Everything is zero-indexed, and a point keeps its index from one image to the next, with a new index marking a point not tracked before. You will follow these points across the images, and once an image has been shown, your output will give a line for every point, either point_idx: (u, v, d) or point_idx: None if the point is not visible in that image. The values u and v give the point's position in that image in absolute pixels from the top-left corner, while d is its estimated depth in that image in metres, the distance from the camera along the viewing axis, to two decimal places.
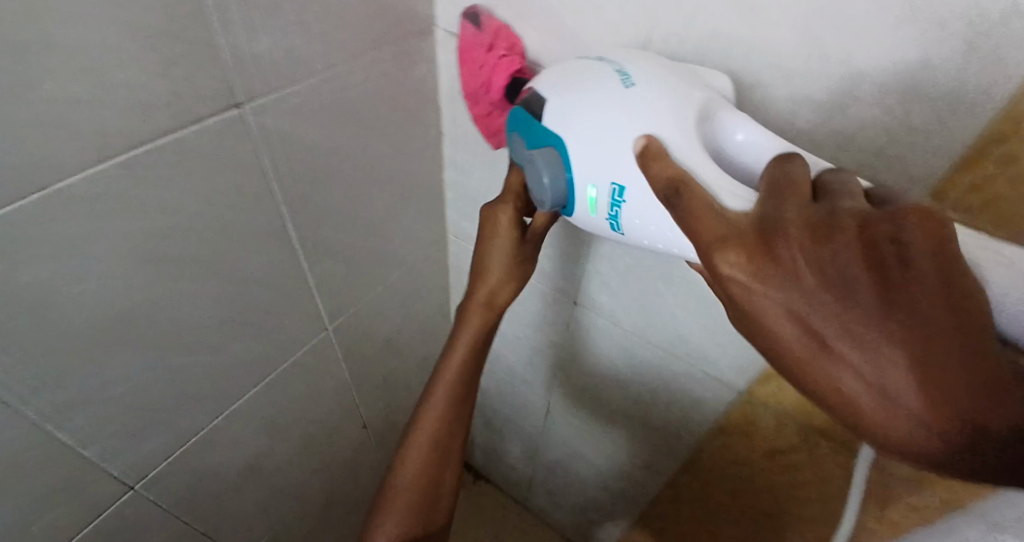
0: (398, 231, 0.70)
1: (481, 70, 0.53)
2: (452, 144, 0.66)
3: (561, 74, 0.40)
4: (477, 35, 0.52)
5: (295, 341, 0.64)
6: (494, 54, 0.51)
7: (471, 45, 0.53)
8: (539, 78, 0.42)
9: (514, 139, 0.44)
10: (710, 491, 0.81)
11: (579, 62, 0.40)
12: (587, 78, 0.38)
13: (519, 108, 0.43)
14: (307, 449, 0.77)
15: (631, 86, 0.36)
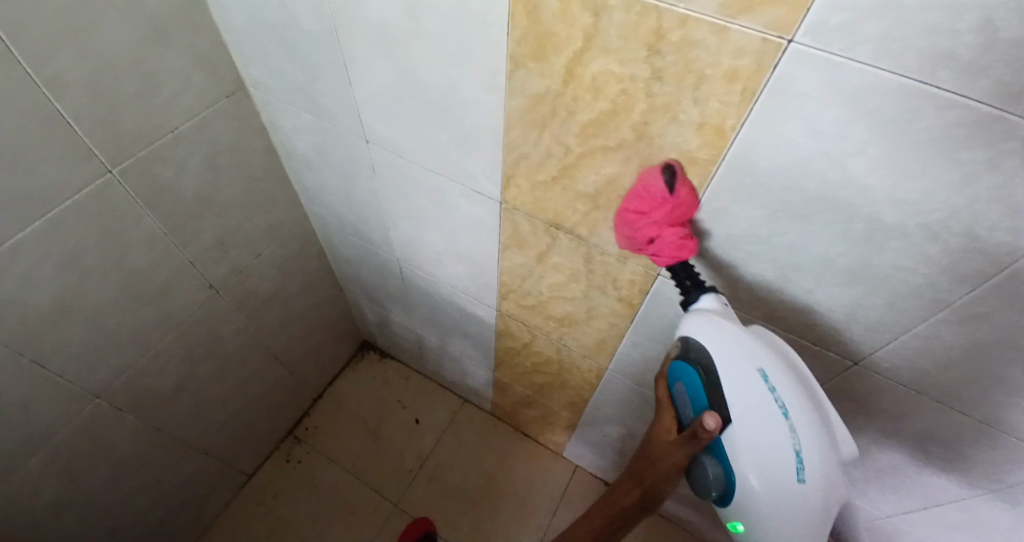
0: (169, 74, 0.71)
1: (652, 224, 0.54)
2: None
3: (737, 359, 0.55)
4: (666, 206, 0.52)
5: (70, 178, 0.66)
6: (673, 233, 0.53)
7: (653, 194, 0.53)
8: (700, 338, 0.57)
9: (681, 387, 0.61)
10: (523, 299, 0.95)
11: (737, 361, 0.55)
12: (752, 404, 0.53)
13: (688, 368, 0.59)
14: (131, 295, 0.82)
15: (801, 479, 0.51)
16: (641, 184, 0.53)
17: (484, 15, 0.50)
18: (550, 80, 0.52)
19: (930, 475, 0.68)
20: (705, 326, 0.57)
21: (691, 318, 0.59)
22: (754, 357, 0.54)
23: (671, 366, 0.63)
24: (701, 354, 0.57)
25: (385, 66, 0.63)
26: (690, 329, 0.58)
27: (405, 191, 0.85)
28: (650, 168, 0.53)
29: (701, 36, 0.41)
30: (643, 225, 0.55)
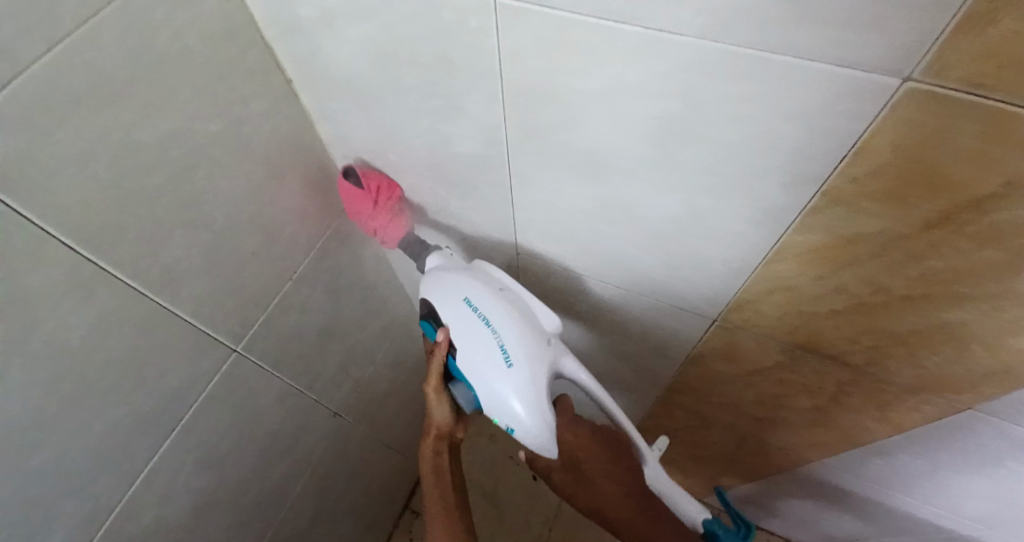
0: (286, 218, 0.57)
1: (375, 219, 0.60)
2: (311, 90, 0.52)
3: (447, 296, 0.53)
4: (357, 202, 0.59)
5: (196, 375, 0.53)
6: (384, 218, 0.60)
7: (349, 194, 0.58)
8: (425, 289, 0.56)
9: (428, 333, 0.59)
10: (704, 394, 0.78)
11: (450, 306, 0.53)
12: (467, 331, 0.51)
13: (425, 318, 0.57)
14: (267, 458, 0.70)
15: (510, 365, 0.50)
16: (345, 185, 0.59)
17: (802, 147, 0.33)
18: (890, 224, 0.35)
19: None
20: (428, 281, 0.56)
21: (425, 277, 0.57)
22: (462, 289, 0.53)
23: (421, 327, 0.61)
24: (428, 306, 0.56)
25: (577, 190, 0.47)
26: (424, 286, 0.57)
27: (569, 300, 0.66)
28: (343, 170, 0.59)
29: None
30: (360, 220, 0.61)
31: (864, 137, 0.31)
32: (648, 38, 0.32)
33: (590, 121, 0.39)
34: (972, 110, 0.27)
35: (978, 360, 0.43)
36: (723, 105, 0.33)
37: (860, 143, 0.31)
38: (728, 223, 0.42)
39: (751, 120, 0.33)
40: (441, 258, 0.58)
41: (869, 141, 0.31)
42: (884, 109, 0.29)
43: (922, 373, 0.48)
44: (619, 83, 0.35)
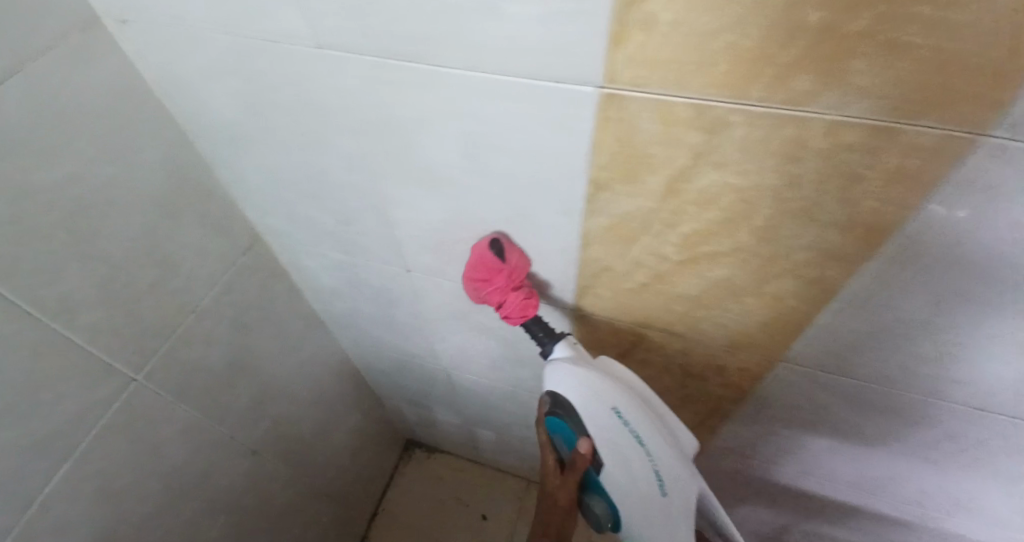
0: (184, 253, 0.63)
1: (497, 292, 0.55)
2: (201, 138, 0.60)
3: (585, 396, 0.54)
4: (502, 275, 0.54)
5: (92, 403, 0.57)
6: (517, 296, 0.55)
7: (488, 263, 0.54)
8: (567, 393, 0.55)
9: (557, 434, 0.60)
10: None
11: (592, 408, 0.54)
12: (610, 443, 0.53)
13: (557, 419, 0.57)
14: (175, 493, 0.73)
15: (664, 493, 0.52)
16: (511, 253, 0.55)
17: (564, 147, 0.43)
18: (641, 201, 0.46)
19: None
20: (564, 380, 0.55)
21: (550, 367, 0.57)
22: (609, 397, 0.53)
23: (546, 421, 0.60)
24: (568, 409, 0.55)
25: (429, 204, 0.55)
26: (559, 385, 0.56)
27: (463, 311, 0.75)
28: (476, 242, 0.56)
29: (857, 139, 0.34)
30: (486, 291, 0.56)
31: (594, 133, 0.40)
32: (432, 74, 0.41)
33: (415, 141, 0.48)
34: (645, 105, 0.37)
35: (754, 312, 0.53)
36: (507, 118, 0.42)
37: (594, 137, 0.41)
38: (542, 215, 0.51)
39: (529, 131, 0.42)
40: (566, 345, 0.57)
41: (598, 135, 0.41)
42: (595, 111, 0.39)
43: (729, 332, 0.57)
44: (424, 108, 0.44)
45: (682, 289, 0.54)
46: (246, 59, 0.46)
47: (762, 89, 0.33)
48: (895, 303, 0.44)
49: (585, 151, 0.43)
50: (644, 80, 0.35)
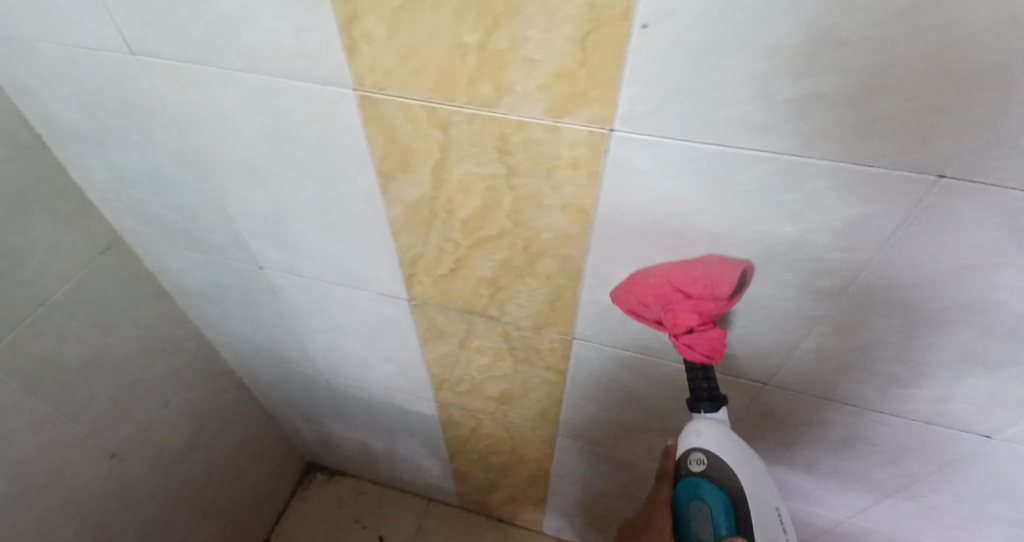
0: (32, 247, 0.67)
1: (689, 320, 0.48)
2: (55, 141, 0.66)
3: (743, 463, 0.49)
4: (720, 302, 0.48)
5: None
6: (717, 334, 0.48)
7: (712, 287, 0.47)
8: (721, 450, 0.49)
9: (695, 507, 0.50)
10: (460, 389, 0.91)
11: (756, 487, 0.48)
12: (758, 498, 0.48)
13: (709, 486, 0.49)
14: (15, 490, 0.73)
15: None
16: (698, 268, 0.48)
17: (345, 141, 0.51)
18: (418, 188, 0.54)
19: (876, 474, 0.70)
20: (722, 438, 0.50)
21: (719, 431, 0.50)
22: (748, 470, 0.49)
23: (684, 485, 0.51)
24: (727, 475, 0.49)
25: (259, 196, 0.62)
26: (709, 441, 0.50)
27: (316, 309, 0.80)
28: (703, 261, 0.48)
29: (540, 135, 0.45)
30: (681, 308, 0.48)
31: (363, 128, 0.49)
32: (228, 76, 0.49)
33: (232, 136, 0.55)
34: (390, 104, 0.46)
35: (537, 288, 0.63)
36: (293, 115, 0.50)
37: (364, 132, 0.49)
38: (351, 205, 0.58)
39: (315, 127, 0.51)
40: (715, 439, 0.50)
41: (367, 130, 0.49)
42: (357, 109, 0.47)
43: (530, 311, 0.67)
44: (231, 106, 0.52)
45: (480, 271, 0.63)
46: (82, 65, 0.54)
47: (465, 94, 0.43)
48: (845, 315, 0.49)
49: (363, 146, 0.51)
50: (382, 83, 0.44)
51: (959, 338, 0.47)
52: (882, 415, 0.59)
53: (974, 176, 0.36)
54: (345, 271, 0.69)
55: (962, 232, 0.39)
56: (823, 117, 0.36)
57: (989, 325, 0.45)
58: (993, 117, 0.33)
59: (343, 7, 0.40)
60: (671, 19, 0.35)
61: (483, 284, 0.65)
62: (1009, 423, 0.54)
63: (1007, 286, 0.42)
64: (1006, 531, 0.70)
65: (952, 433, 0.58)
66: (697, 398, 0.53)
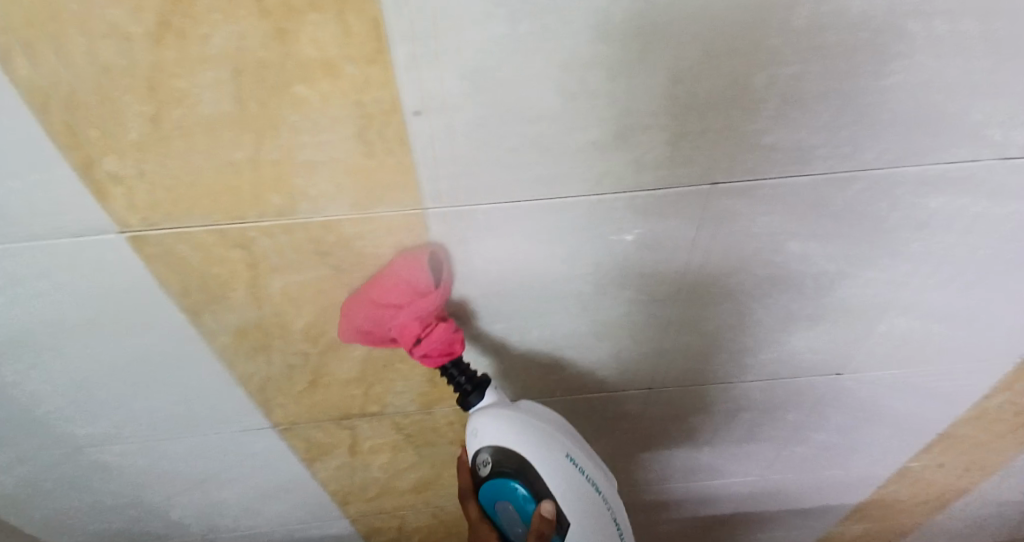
0: None
1: (404, 324, 0.44)
2: None
3: (538, 448, 0.47)
4: (431, 298, 0.44)
5: None
6: (442, 329, 0.45)
7: (413, 285, 0.43)
8: (508, 444, 0.47)
9: (503, 505, 0.49)
10: (369, 495, 0.82)
11: (550, 462, 0.47)
12: (566, 484, 0.47)
13: (505, 481, 0.47)
14: None
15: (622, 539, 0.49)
16: (390, 275, 0.44)
17: (136, 287, 0.44)
18: (239, 313, 0.48)
19: (769, 432, 0.75)
20: (500, 425, 0.48)
21: (488, 419, 0.49)
22: (539, 449, 0.47)
23: (485, 488, 0.49)
24: (514, 464, 0.47)
25: (49, 371, 0.52)
26: (488, 437, 0.48)
27: (168, 470, 0.69)
28: (397, 261, 0.44)
29: (352, 230, 0.42)
30: (394, 322, 0.44)
31: (151, 268, 0.43)
32: None
33: None
34: (172, 240, 0.41)
35: (410, 372, 0.59)
36: (56, 277, 0.43)
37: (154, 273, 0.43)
38: (169, 350, 0.51)
39: (90, 281, 0.44)
40: (498, 419, 0.48)
41: (156, 270, 0.43)
42: (138, 251, 0.42)
43: (412, 395, 0.63)
44: None
45: (342, 375, 0.58)
46: None
47: (256, 210, 0.39)
48: (696, 312, 0.52)
49: (159, 288, 0.45)
50: (155, 220, 0.39)
51: (786, 305, 0.52)
52: (754, 384, 0.64)
53: (745, 174, 0.40)
54: (191, 418, 0.60)
55: (753, 220, 0.44)
56: (603, 156, 0.39)
57: (803, 287, 0.50)
58: (737, 126, 0.38)
59: (75, 154, 0.35)
60: (436, 103, 0.35)
61: (352, 386, 0.60)
62: (850, 358, 0.61)
63: (805, 253, 0.47)
64: (885, 443, 0.79)
65: (809, 380, 0.64)
66: (464, 394, 0.50)
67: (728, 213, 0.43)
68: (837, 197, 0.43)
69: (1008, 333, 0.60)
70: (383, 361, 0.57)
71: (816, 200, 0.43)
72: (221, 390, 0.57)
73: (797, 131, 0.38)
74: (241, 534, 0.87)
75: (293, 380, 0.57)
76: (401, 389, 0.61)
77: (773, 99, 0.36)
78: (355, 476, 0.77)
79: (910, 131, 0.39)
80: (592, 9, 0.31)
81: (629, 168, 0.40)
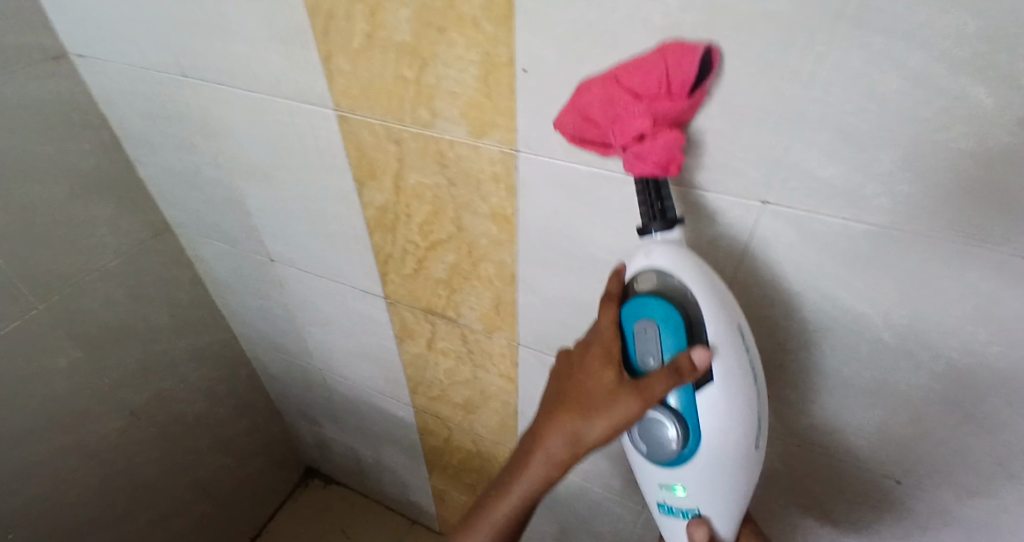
0: (96, 221, 0.86)
1: (627, 114, 0.41)
2: (128, 143, 0.85)
3: (727, 309, 0.44)
4: (677, 103, 0.40)
5: None
6: (672, 138, 0.41)
7: (672, 82, 0.40)
8: (674, 267, 0.44)
9: (642, 326, 0.44)
10: (430, 394, 0.99)
11: (725, 307, 0.44)
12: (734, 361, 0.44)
13: (660, 305, 0.43)
14: (46, 422, 0.88)
15: (757, 448, 0.47)
16: (655, 63, 0.40)
17: (328, 150, 0.65)
18: (381, 193, 0.66)
19: (803, 523, 0.71)
20: (677, 254, 0.44)
21: (661, 250, 0.45)
22: (700, 277, 0.44)
23: (631, 306, 0.45)
24: (681, 293, 0.44)
25: (268, 194, 0.76)
26: (663, 264, 0.44)
27: (312, 301, 0.93)
28: (665, 46, 0.40)
29: (465, 152, 0.56)
30: (630, 111, 0.41)
31: (339, 138, 0.62)
32: (245, 95, 0.65)
33: (248, 142, 0.71)
34: (356, 122, 0.59)
35: (481, 292, 0.72)
36: (290, 128, 0.65)
37: (340, 142, 0.63)
38: (336, 205, 0.72)
39: (305, 138, 0.65)
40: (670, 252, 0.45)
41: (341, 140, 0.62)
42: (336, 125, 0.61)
43: (479, 314, 0.76)
44: (247, 118, 0.68)
45: (435, 272, 0.74)
46: (151, 83, 0.72)
47: (409, 116, 0.56)
48: None
49: (340, 155, 0.64)
50: (349, 104, 0.58)
51: (820, 360, 0.53)
52: (787, 444, 0.63)
53: (789, 204, 0.44)
54: (334, 266, 0.82)
55: (793, 252, 0.47)
56: None
57: (843, 345, 0.51)
58: (789, 151, 0.42)
59: (321, 47, 0.55)
60: (540, 66, 0.46)
61: (440, 286, 0.75)
62: (901, 463, 0.57)
63: (846, 306, 0.48)
64: None
65: (852, 468, 0.60)
66: (648, 219, 0.45)
67: (770, 234, 0.47)
68: (883, 256, 0.44)
69: None
70: (464, 273, 0.71)
71: (861, 253, 0.44)
72: (358, 250, 0.77)
73: (845, 175, 0.41)
74: (341, 381, 1.11)
75: (402, 262, 0.75)
76: (472, 303, 0.75)
77: (823, 134, 0.40)
78: (425, 371, 0.94)
79: (969, 209, 0.39)
80: (665, 16, 0.40)
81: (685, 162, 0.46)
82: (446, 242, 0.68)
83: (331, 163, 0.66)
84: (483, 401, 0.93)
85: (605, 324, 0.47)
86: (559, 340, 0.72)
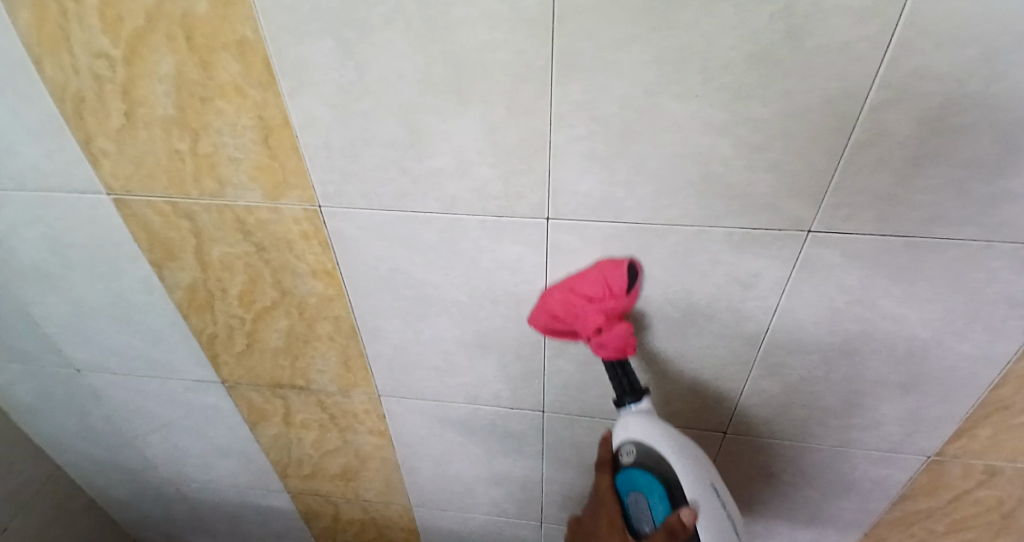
0: None
1: (581, 312, 0.51)
2: None
3: (695, 466, 0.48)
4: (621, 299, 0.50)
5: None
6: (617, 305, 0.50)
7: (611, 283, 0.50)
8: (654, 439, 0.50)
9: (635, 497, 0.50)
10: (303, 473, 0.92)
11: (695, 471, 0.48)
12: (711, 515, 0.46)
13: (643, 474, 0.49)
14: None
15: None
16: (592, 271, 0.51)
17: (115, 239, 0.59)
18: (189, 273, 0.61)
19: None
20: (653, 425, 0.50)
21: (629, 420, 0.52)
22: (677, 447, 0.49)
23: (620, 477, 0.51)
24: (657, 460, 0.49)
25: (58, 298, 0.68)
26: (641, 432, 0.50)
27: (143, 406, 0.83)
28: (603, 257, 0.51)
29: (267, 215, 0.54)
30: (587, 309, 0.51)
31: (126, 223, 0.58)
32: (1, 195, 0.57)
33: (18, 247, 0.62)
34: (139, 204, 0.55)
35: (326, 352, 0.69)
36: (64, 222, 0.59)
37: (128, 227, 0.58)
38: (143, 296, 0.65)
39: (84, 230, 0.59)
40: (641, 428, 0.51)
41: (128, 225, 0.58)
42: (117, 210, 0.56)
43: (331, 375, 0.73)
44: (10, 221, 0.60)
45: (272, 345, 0.69)
46: None
47: (196, 189, 0.53)
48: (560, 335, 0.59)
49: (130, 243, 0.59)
50: (126, 186, 0.54)
51: (637, 346, 0.58)
52: None
53: (568, 216, 0.49)
54: (158, 362, 0.74)
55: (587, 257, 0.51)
56: (451, 182, 0.48)
57: (655, 327, 0.56)
58: (550, 171, 0.46)
59: (79, 132, 0.51)
60: (314, 123, 0.47)
61: (280, 358, 0.71)
62: (729, 417, 0.64)
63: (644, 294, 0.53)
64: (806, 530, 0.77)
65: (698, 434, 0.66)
66: (621, 394, 0.53)
67: (563, 244, 0.51)
68: (659, 245, 0.49)
69: (894, 422, 0.60)
70: (302, 339, 0.68)
71: (641, 246, 0.50)
72: (181, 340, 0.70)
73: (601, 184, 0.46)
74: (201, 486, 0.99)
75: (234, 341, 0.70)
76: (320, 367, 0.72)
77: (570, 156, 0.45)
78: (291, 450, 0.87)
79: (702, 196, 0.46)
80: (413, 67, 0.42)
81: (471, 194, 0.49)
82: (275, 311, 0.65)
83: (124, 252, 0.60)
84: (363, 465, 0.89)
85: (602, 478, 0.54)
86: (416, 381, 0.71)
